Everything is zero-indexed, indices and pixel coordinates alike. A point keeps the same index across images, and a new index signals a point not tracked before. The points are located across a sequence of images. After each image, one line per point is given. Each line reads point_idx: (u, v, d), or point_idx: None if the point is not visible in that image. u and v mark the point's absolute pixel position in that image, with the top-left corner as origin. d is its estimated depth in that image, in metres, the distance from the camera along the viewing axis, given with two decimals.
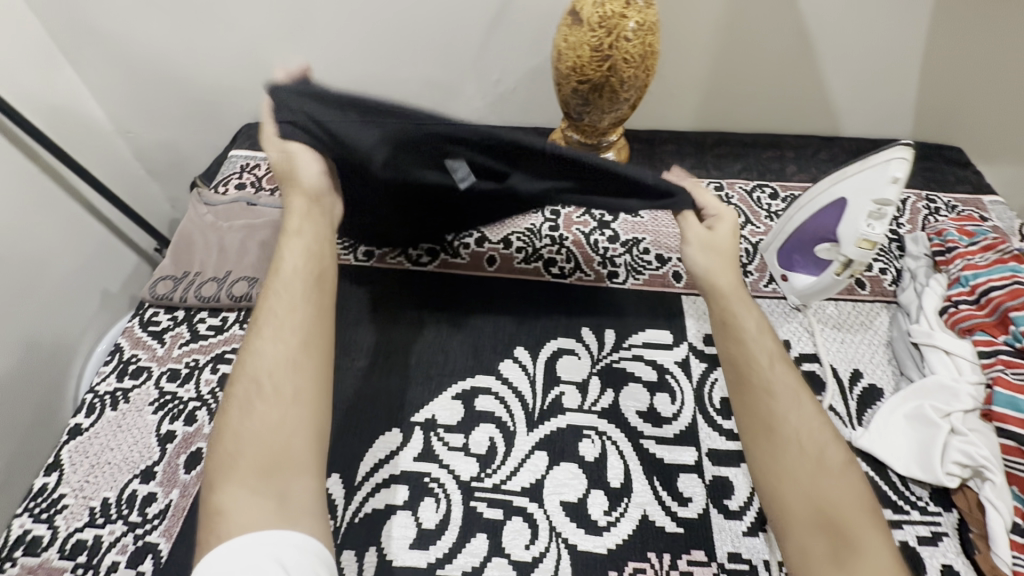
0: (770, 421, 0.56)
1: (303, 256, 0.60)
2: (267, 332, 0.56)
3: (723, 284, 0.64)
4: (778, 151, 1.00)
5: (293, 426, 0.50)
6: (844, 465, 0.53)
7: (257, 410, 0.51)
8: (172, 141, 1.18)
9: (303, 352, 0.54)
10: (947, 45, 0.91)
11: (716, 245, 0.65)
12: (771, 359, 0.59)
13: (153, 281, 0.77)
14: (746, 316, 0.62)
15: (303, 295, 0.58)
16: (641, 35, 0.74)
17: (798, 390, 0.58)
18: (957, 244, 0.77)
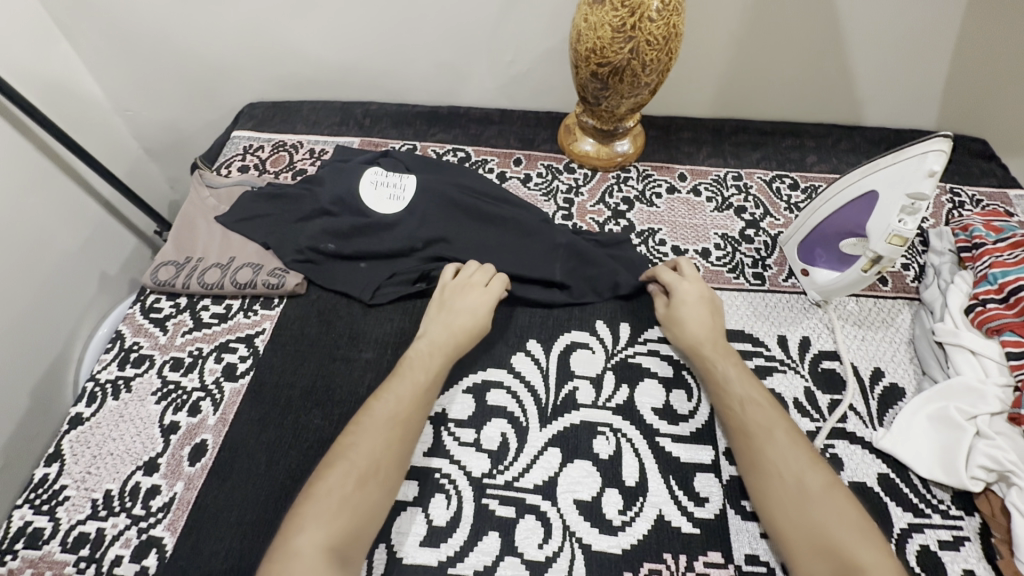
0: (752, 462, 0.56)
1: (436, 350, 0.63)
2: (384, 403, 0.58)
3: (695, 333, 0.65)
4: (798, 140, 0.97)
5: (386, 487, 0.54)
6: (828, 490, 0.53)
7: (355, 476, 0.53)
8: (172, 121, 1.15)
9: (399, 435, 0.56)
10: (984, 32, 0.86)
11: (680, 312, 0.66)
12: (743, 400, 0.60)
13: (154, 266, 0.74)
14: (717, 361, 0.63)
15: (421, 386, 0.60)
16: (665, 15, 0.70)
17: (774, 424, 0.58)
18: (984, 240, 0.73)
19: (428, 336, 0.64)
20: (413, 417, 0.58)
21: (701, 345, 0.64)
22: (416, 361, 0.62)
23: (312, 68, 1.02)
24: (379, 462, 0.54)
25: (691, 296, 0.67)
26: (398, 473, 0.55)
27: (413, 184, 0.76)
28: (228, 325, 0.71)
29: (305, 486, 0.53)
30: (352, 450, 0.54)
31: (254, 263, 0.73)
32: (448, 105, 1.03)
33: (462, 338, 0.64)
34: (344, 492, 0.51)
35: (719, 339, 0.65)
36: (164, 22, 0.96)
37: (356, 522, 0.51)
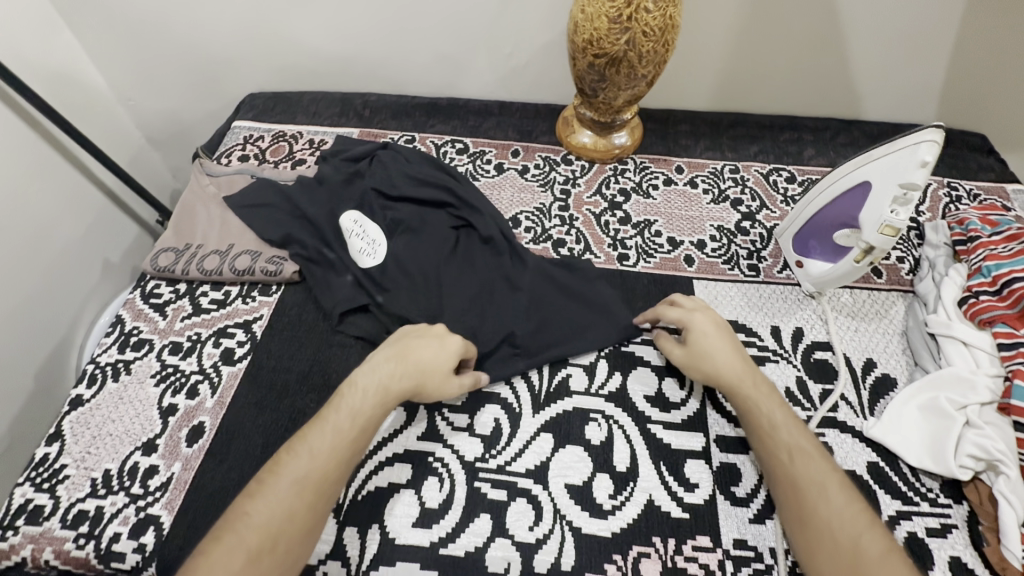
0: (803, 518, 0.52)
1: (370, 395, 0.57)
2: (297, 459, 0.52)
3: (727, 370, 0.61)
4: (795, 133, 0.97)
5: (289, 558, 0.49)
6: (886, 553, 0.48)
7: (247, 551, 0.47)
8: (174, 111, 1.16)
9: (311, 499, 0.51)
10: (983, 25, 0.86)
11: (705, 347, 0.62)
12: (792, 447, 0.55)
13: (155, 253, 0.75)
14: (760, 403, 0.59)
15: (344, 439, 0.54)
16: (662, 6, 0.70)
17: (826, 476, 0.53)
18: (980, 233, 0.73)
19: (365, 376, 0.58)
20: (329, 476, 0.52)
21: (740, 385, 0.60)
22: (346, 404, 0.56)
23: (313, 59, 1.02)
24: (278, 532, 0.49)
25: (721, 333, 0.63)
26: (304, 543, 0.50)
27: (406, 179, 0.79)
28: (227, 310, 0.72)
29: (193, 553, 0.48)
30: (246, 520, 0.49)
31: (254, 250, 0.74)
32: (447, 97, 1.03)
33: (401, 380, 0.58)
34: (234, 568, 0.46)
35: (757, 379, 0.61)
36: (166, 11, 0.97)
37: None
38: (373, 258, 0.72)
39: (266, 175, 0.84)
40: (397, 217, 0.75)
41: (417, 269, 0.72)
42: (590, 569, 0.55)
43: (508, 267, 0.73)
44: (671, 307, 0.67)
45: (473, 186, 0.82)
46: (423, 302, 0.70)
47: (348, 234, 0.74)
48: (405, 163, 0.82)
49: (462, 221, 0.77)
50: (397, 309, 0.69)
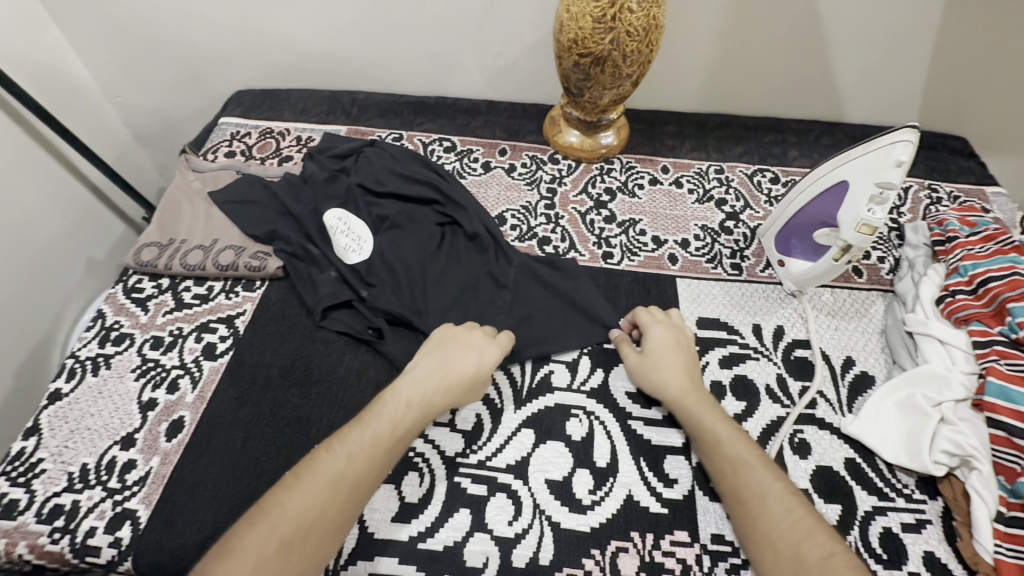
0: (748, 529, 0.53)
1: (414, 405, 0.58)
2: (334, 457, 0.53)
3: (674, 385, 0.62)
4: (780, 135, 0.98)
5: (316, 552, 0.49)
6: (827, 559, 0.48)
7: (277, 541, 0.47)
8: (162, 108, 1.15)
9: (343, 499, 0.51)
10: (962, 30, 0.88)
11: (653, 363, 0.64)
12: (734, 460, 0.56)
13: (138, 247, 0.75)
14: (704, 418, 0.60)
15: (382, 443, 0.55)
16: (645, 7, 0.71)
17: (768, 486, 0.54)
18: (958, 233, 0.75)
19: (409, 385, 0.60)
20: (364, 478, 0.53)
21: (683, 401, 0.61)
22: (389, 410, 0.57)
23: (300, 56, 1.02)
24: (310, 526, 0.49)
25: (666, 350, 0.65)
26: (329, 544, 0.50)
27: (391, 175, 0.80)
28: (210, 306, 0.72)
29: (222, 539, 0.47)
30: (280, 511, 0.49)
31: (237, 246, 0.74)
32: (436, 96, 1.04)
33: (443, 393, 0.60)
34: (261, 557, 0.46)
35: (700, 394, 0.62)
36: (153, 6, 0.97)
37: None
38: (357, 249, 0.73)
39: (252, 171, 0.84)
40: (384, 214, 0.75)
41: (403, 261, 0.72)
42: (568, 563, 0.55)
43: (493, 262, 0.74)
44: (647, 311, 0.69)
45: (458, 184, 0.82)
46: (407, 297, 0.69)
47: (334, 231, 0.74)
48: (389, 159, 0.82)
49: (447, 216, 0.78)
50: (382, 303, 0.69)
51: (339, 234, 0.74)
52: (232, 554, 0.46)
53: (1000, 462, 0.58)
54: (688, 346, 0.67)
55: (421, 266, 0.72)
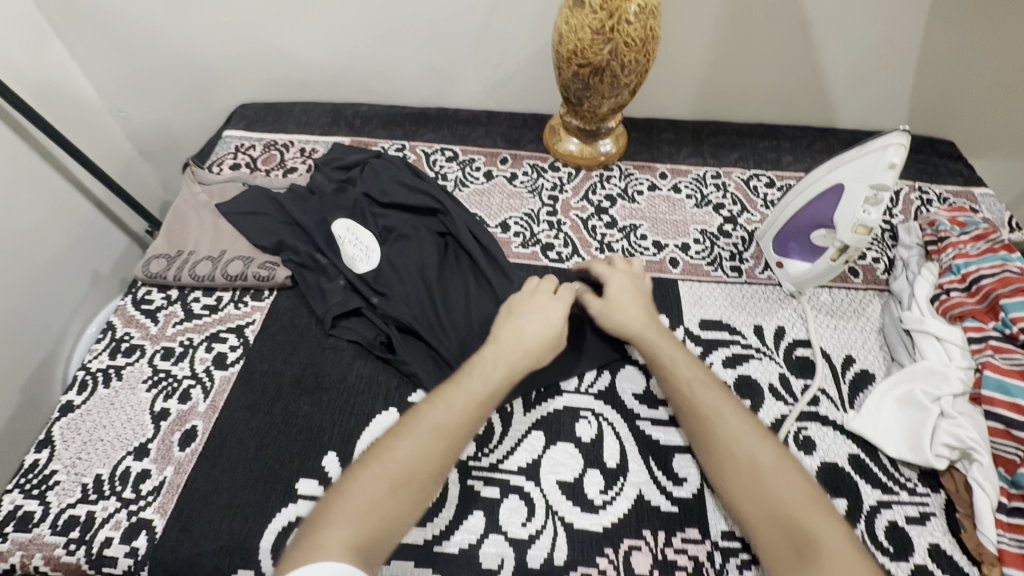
0: (706, 442, 0.57)
1: (499, 366, 0.60)
2: (434, 409, 0.56)
3: (633, 320, 0.67)
4: (773, 140, 1.01)
5: (417, 493, 0.52)
6: (778, 462, 0.54)
7: (388, 480, 0.51)
8: (165, 122, 1.16)
9: (444, 447, 0.54)
10: (946, 37, 0.91)
11: (613, 304, 0.69)
12: (690, 383, 0.61)
13: (146, 259, 0.76)
14: (663, 349, 0.64)
15: (476, 399, 0.57)
16: (643, 18, 0.74)
17: (722, 402, 0.59)
18: (949, 233, 0.77)
19: (495, 351, 0.62)
20: (460, 430, 0.55)
21: (642, 338, 0.66)
22: (479, 369, 0.60)
23: (304, 70, 1.04)
24: (414, 470, 0.52)
25: (625, 293, 0.70)
26: (431, 487, 0.53)
27: (396, 186, 0.82)
28: (219, 316, 0.72)
29: (340, 478, 0.52)
30: (391, 453, 0.53)
31: (245, 256, 0.75)
32: (436, 107, 1.06)
33: (523, 356, 0.62)
34: (374, 494, 0.50)
35: (656, 330, 0.67)
36: (160, 23, 0.98)
37: (381, 526, 0.49)
38: (365, 259, 0.74)
39: (259, 183, 0.85)
40: (389, 225, 0.78)
41: (410, 271, 0.74)
42: (582, 562, 0.56)
43: (498, 271, 0.76)
44: (604, 262, 0.75)
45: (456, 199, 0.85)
46: (417, 307, 0.71)
47: (341, 240, 0.75)
48: (393, 171, 0.84)
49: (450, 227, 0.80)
50: (392, 311, 0.70)
51: (347, 242, 0.75)
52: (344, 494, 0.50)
53: (999, 453, 0.59)
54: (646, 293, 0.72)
55: (429, 276, 0.74)
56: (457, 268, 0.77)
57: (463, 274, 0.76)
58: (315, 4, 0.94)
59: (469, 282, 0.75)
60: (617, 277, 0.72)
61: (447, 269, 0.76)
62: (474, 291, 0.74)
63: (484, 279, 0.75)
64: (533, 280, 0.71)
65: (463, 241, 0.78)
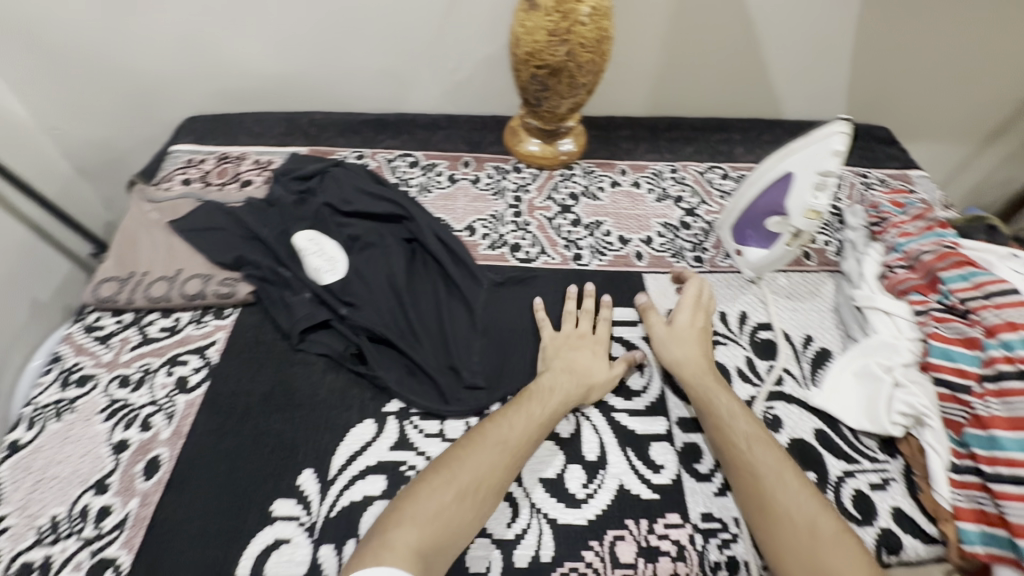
0: (759, 500, 0.57)
1: (554, 398, 0.63)
2: (499, 426, 0.60)
3: (693, 358, 0.68)
4: (725, 133, 1.05)
5: (476, 505, 0.55)
6: (838, 534, 0.54)
7: (455, 491, 0.55)
8: (104, 139, 1.10)
9: (504, 474, 0.57)
10: (875, 30, 0.97)
11: (674, 340, 0.70)
12: (747, 436, 0.61)
13: (95, 284, 0.72)
14: (718, 399, 0.64)
15: (537, 419, 0.61)
16: (595, 20, 0.75)
17: (780, 467, 0.59)
18: (891, 215, 0.83)
19: (551, 383, 0.65)
20: (520, 454, 0.59)
21: (703, 380, 0.66)
22: (538, 394, 0.64)
23: (254, 80, 1.01)
24: (480, 481, 0.56)
25: (691, 331, 0.71)
26: (490, 506, 0.56)
27: (359, 195, 0.82)
28: (179, 337, 0.69)
29: (412, 481, 0.57)
30: (461, 464, 0.57)
31: (203, 274, 0.72)
32: (394, 112, 1.05)
33: (575, 391, 0.65)
34: (443, 501, 0.54)
35: (711, 378, 0.67)
36: (96, 35, 0.94)
37: (444, 531, 0.53)
38: (333, 273, 0.72)
39: (213, 199, 0.82)
40: (355, 234, 0.77)
41: (379, 279, 0.74)
42: (569, 557, 0.56)
43: (466, 278, 0.76)
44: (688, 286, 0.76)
45: (418, 204, 0.85)
46: (388, 315, 0.71)
47: (304, 252, 0.73)
48: (353, 179, 0.83)
49: (414, 234, 0.80)
50: (362, 321, 0.69)
51: (320, 258, 0.73)
52: (412, 499, 0.55)
53: (949, 417, 0.63)
54: (689, 295, 0.74)
55: (396, 284, 0.73)
56: (426, 274, 0.77)
57: (432, 280, 0.76)
58: (263, 12, 0.92)
59: (436, 288, 0.75)
60: (685, 312, 0.73)
61: (418, 276, 0.76)
62: (442, 295, 0.74)
63: (452, 282, 0.76)
64: (572, 308, 0.74)
65: (430, 245, 0.78)
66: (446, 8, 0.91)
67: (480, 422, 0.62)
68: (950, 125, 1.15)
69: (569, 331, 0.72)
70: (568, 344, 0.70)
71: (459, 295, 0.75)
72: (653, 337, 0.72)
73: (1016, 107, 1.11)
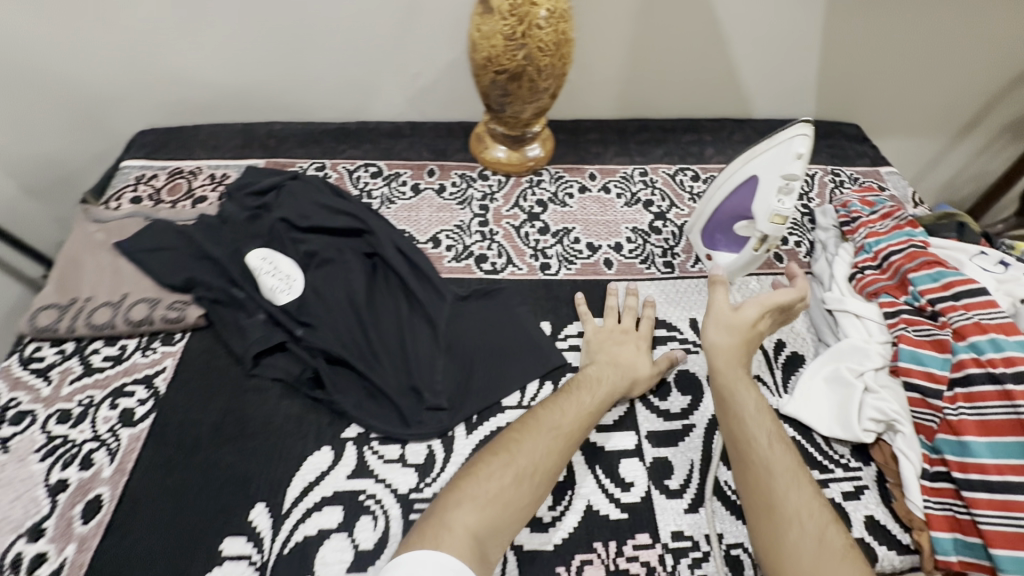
0: (768, 497, 0.55)
1: (601, 391, 0.63)
2: (552, 414, 0.60)
3: (739, 349, 0.65)
4: (696, 134, 1.03)
5: (533, 492, 0.55)
6: (848, 546, 0.51)
7: (512, 476, 0.55)
8: (51, 155, 1.04)
9: (552, 466, 0.56)
10: (841, 26, 0.96)
11: (730, 327, 0.65)
12: (769, 435, 0.59)
13: (33, 312, 0.68)
14: (738, 395, 0.62)
15: (587, 411, 0.61)
16: (553, 23, 0.73)
17: (796, 469, 0.56)
18: (860, 214, 0.82)
19: (598, 376, 0.65)
20: (564, 449, 0.58)
21: (738, 372, 0.63)
22: (585, 384, 0.64)
23: (207, 90, 0.97)
24: (536, 466, 0.56)
25: (751, 325, 0.65)
26: (535, 501, 0.55)
27: (316, 208, 0.78)
28: (124, 367, 0.66)
29: (472, 460, 0.57)
30: (519, 447, 0.57)
31: (150, 298, 0.69)
32: (356, 121, 1.01)
33: (620, 385, 0.65)
34: (502, 484, 0.54)
35: (742, 373, 0.64)
36: (37, 47, 0.90)
37: (503, 514, 0.53)
38: (286, 292, 0.69)
39: (163, 217, 0.79)
40: (312, 250, 0.74)
41: (338, 296, 0.71)
42: None
43: (428, 293, 0.73)
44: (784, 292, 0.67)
45: (379, 215, 0.82)
46: (346, 336, 0.68)
47: (258, 272, 0.70)
48: (309, 191, 0.80)
49: (375, 248, 0.77)
50: (318, 342, 0.66)
51: (275, 279, 0.70)
52: (472, 479, 0.54)
53: (920, 422, 0.62)
54: (777, 294, 0.66)
55: (355, 302, 0.70)
56: (387, 289, 0.74)
57: (394, 295, 0.73)
58: (213, 20, 0.88)
59: (398, 305, 0.72)
60: (755, 305, 0.66)
61: (382, 294, 0.73)
62: (404, 311, 0.72)
63: (415, 297, 0.73)
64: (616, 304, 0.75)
65: (391, 260, 0.75)
66: (403, 13, 0.88)
67: (536, 406, 0.62)
68: (918, 121, 1.15)
69: (612, 326, 0.73)
70: (613, 339, 0.71)
71: (421, 310, 0.72)
72: (706, 320, 0.67)
73: (982, 100, 1.11)
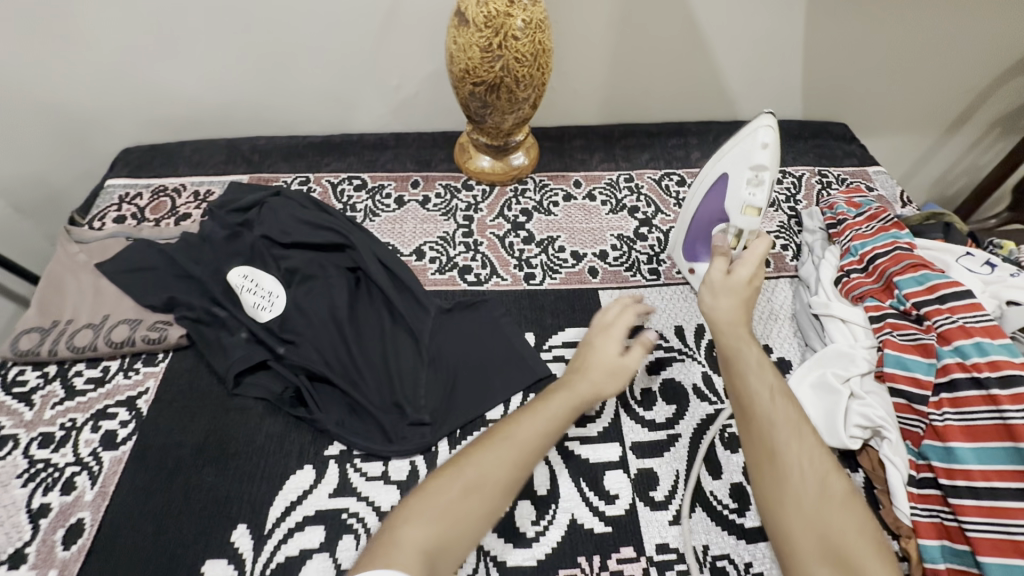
0: (769, 450, 0.55)
1: (582, 395, 0.62)
2: (517, 425, 0.58)
3: (737, 312, 0.64)
4: (682, 138, 1.03)
5: (488, 506, 0.53)
6: (847, 496, 0.51)
7: (464, 489, 0.53)
8: (38, 175, 1.05)
9: (512, 477, 0.55)
10: (824, 26, 0.96)
11: (728, 292, 0.65)
12: (772, 389, 0.58)
13: (15, 335, 0.68)
14: (745, 353, 0.62)
15: (556, 420, 0.59)
16: (530, 33, 0.73)
17: (799, 420, 0.56)
18: (846, 216, 0.82)
19: (570, 382, 0.63)
20: (529, 459, 0.56)
21: (737, 332, 0.63)
22: (555, 394, 0.62)
23: (190, 107, 0.97)
24: (492, 480, 0.54)
25: (744, 287, 0.65)
26: (488, 515, 0.53)
27: (298, 224, 0.78)
28: (106, 389, 0.66)
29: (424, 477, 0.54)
30: (472, 459, 0.55)
31: (131, 319, 0.69)
32: (340, 133, 1.01)
33: (593, 386, 0.63)
34: (453, 498, 0.52)
35: (744, 331, 0.63)
36: (20, 69, 0.90)
37: (453, 530, 0.50)
38: (270, 309, 0.69)
39: (145, 236, 0.79)
40: (293, 267, 0.73)
41: (321, 311, 0.70)
42: None
43: (410, 308, 0.73)
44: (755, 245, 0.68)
45: (365, 230, 0.81)
46: (330, 352, 0.67)
47: (240, 290, 0.71)
48: (290, 206, 0.79)
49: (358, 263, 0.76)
50: (301, 360, 0.66)
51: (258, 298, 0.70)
52: (422, 496, 0.52)
53: (907, 428, 0.62)
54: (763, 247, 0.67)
55: (336, 318, 0.70)
56: (370, 304, 0.73)
57: (377, 310, 0.73)
58: (193, 37, 0.88)
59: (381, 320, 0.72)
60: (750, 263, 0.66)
61: (364, 309, 0.73)
62: (388, 326, 0.71)
63: (398, 312, 0.72)
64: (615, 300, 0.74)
65: (374, 274, 0.74)
66: (382, 25, 0.88)
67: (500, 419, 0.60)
68: (905, 119, 1.14)
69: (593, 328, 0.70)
70: (588, 341, 0.69)
71: (405, 325, 0.71)
72: (703, 290, 0.67)
73: (969, 96, 1.11)
